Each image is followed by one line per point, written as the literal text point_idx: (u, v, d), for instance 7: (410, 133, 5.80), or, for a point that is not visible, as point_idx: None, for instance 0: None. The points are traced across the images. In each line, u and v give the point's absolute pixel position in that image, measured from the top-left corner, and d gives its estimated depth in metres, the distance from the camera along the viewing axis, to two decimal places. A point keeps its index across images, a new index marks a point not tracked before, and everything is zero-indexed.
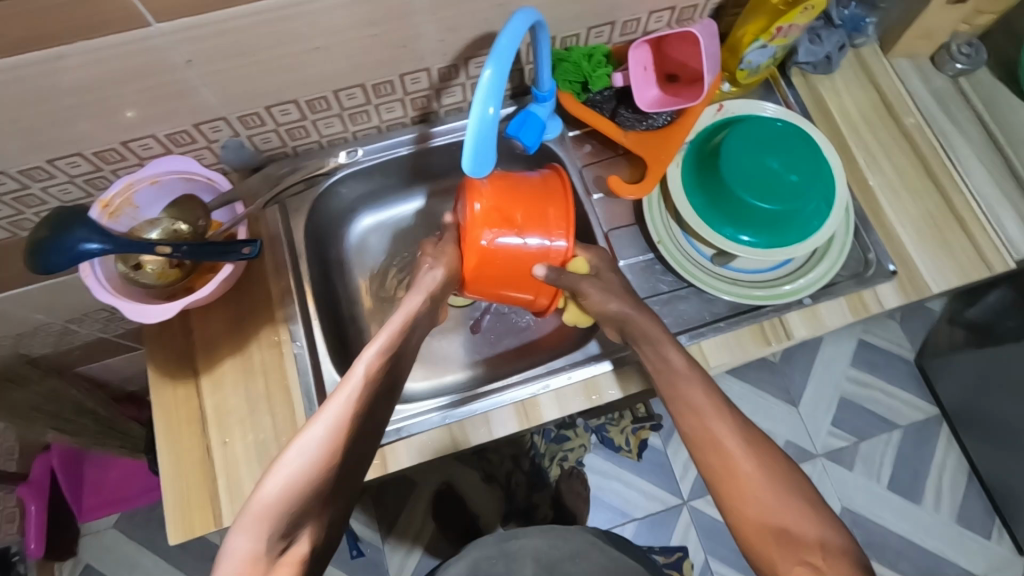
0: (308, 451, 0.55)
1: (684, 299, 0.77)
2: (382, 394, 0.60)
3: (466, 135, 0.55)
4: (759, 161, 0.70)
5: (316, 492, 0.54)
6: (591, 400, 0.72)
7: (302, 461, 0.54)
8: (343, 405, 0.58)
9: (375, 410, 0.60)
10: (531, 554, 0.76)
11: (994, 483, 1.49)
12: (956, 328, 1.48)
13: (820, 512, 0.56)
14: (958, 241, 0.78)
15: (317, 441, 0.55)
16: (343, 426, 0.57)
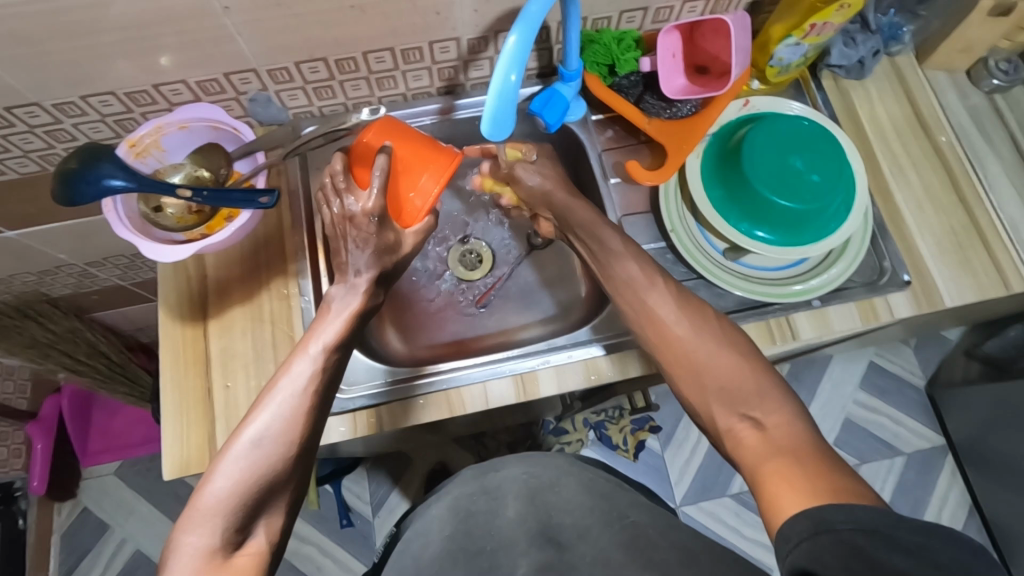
0: (263, 446, 0.54)
1: (692, 290, 0.76)
2: (330, 388, 0.60)
3: (487, 101, 0.56)
4: (781, 159, 0.70)
5: (272, 487, 0.53)
6: (590, 379, 0.72)
7: (254, 455, 0.53)
8: (291, 397, 0.56)
9: (325, 403, 0.59)
10: (511, 488, 0.65)
11: (995, 521, 1.47)
12: (972, 361, 1.45)
13: None
14: (979, 258, 0.76)
15: (273, 435, 0.54)
16: (290, 418, 0.55)
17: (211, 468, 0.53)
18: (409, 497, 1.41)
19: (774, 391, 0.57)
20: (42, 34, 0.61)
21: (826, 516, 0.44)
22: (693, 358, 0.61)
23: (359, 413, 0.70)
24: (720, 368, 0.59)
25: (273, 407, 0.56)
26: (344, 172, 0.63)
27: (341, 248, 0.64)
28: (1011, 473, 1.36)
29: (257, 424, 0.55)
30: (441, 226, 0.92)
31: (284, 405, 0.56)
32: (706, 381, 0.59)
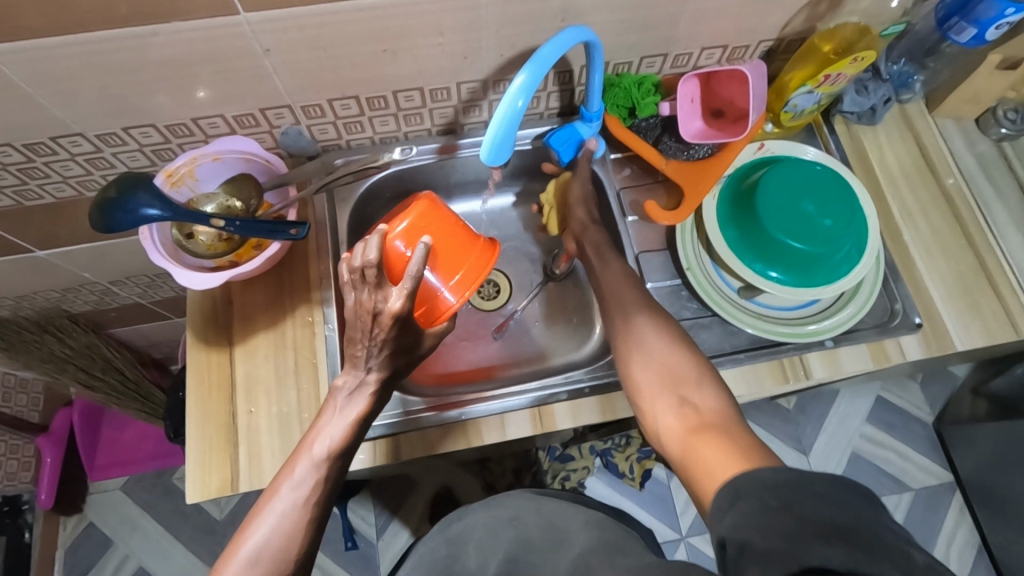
0: (260, 561, 0.54)
1: (706, 327, 0.78)
2: (331, 494, 0.59)
3: (489, 125, 0.57)
4: (795, 204, 0.72)
5: None
6: (605, 415, 0.73)
7: (249, 572, 0.53)
8: (290, 508, 0.57)
9: (324, 508, 0.58)
10: (473, 532, 0.67)
11: (1003, 559, 1.48)
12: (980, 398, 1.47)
13: None
14: (989, 303, 0.78)
15: (271, 549, 0.55)
16: (289, 532, 0.56)
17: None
18: (414, 519, 1.42)
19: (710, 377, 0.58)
20: (93, 69, 0.64)
21: (738, 485, 0.44)
22: (644, 353, 0.61)
23: (378, 441, 0.72)
24: (674, 357, 0.60)
25: (272, 518, 0.56)
26: (377, 265, 0.50)
27: (358, 340, 0.57)
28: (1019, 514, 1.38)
29: (254, 538, 0.55)
30: None
31: (283, 516, 0.56)
32: (652, 365, 0.60)
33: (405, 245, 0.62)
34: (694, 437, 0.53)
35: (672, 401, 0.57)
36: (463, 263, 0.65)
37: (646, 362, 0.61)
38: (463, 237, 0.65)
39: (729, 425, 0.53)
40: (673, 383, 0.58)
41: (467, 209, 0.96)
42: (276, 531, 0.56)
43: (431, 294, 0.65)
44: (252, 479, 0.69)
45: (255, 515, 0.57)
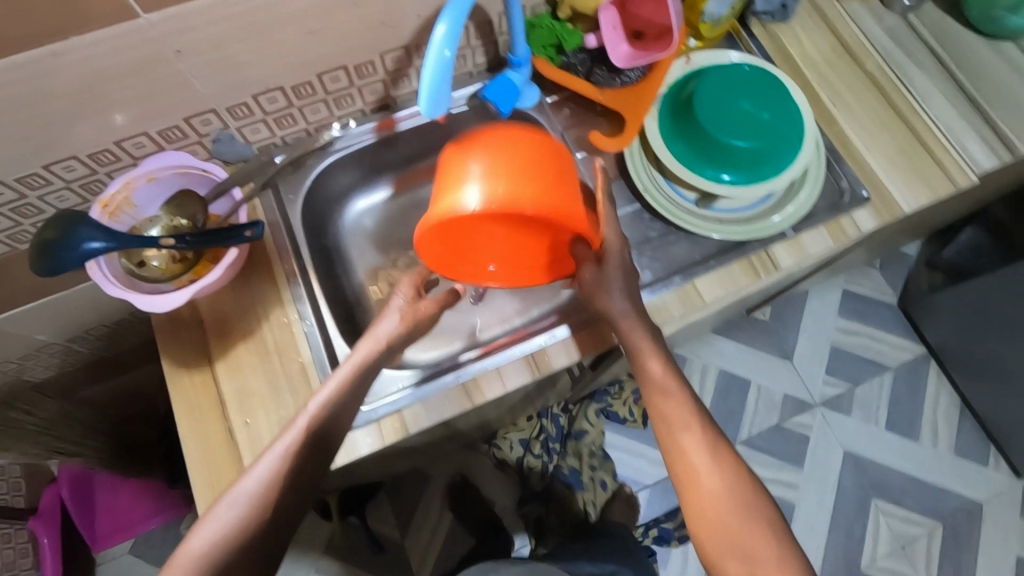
0: (239, 502, 0.58)
1: (675, 244, 0.80)
2: (319, 447, 0.63)
3: (421, 77, 0.57)
4: (732, 105, 0.75)
5: (247, 549, 0.57)
6: (597, 346, 0.75)
7: (232, 513, 0.57)
8: (276, 458, 0.60)
9: (309, 462, 0.62)
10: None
11: (985, 415, 1.65)
12: (936, 272, 1.65)
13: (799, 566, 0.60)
14: (925, 165, 0.82)
15: (252, 492, 0.58)
16: (274, 478, 0.59)
17: (198, 521, 0.58)
18: (431, 512, 1.49)
19: (788, 557, 0.60)
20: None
21: None
22: (718, 504, 0.63)
23: (384, 421, 0.71)
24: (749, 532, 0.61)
25: (261, 465, 0.60)
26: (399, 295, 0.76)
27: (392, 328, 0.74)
28: (993, 364, 1.52)
29: (243, 483, 0.59)
30: None
31: (270, 466, 0.60)
32: (724, 539, 0.61)
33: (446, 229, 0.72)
34: None
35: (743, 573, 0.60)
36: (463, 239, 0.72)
37: (720, 536, 0.62)
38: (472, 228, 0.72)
39: None
40: (745, 565, 0.60)
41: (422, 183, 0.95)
42: (260, 479, 0.60)
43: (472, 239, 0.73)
44: None
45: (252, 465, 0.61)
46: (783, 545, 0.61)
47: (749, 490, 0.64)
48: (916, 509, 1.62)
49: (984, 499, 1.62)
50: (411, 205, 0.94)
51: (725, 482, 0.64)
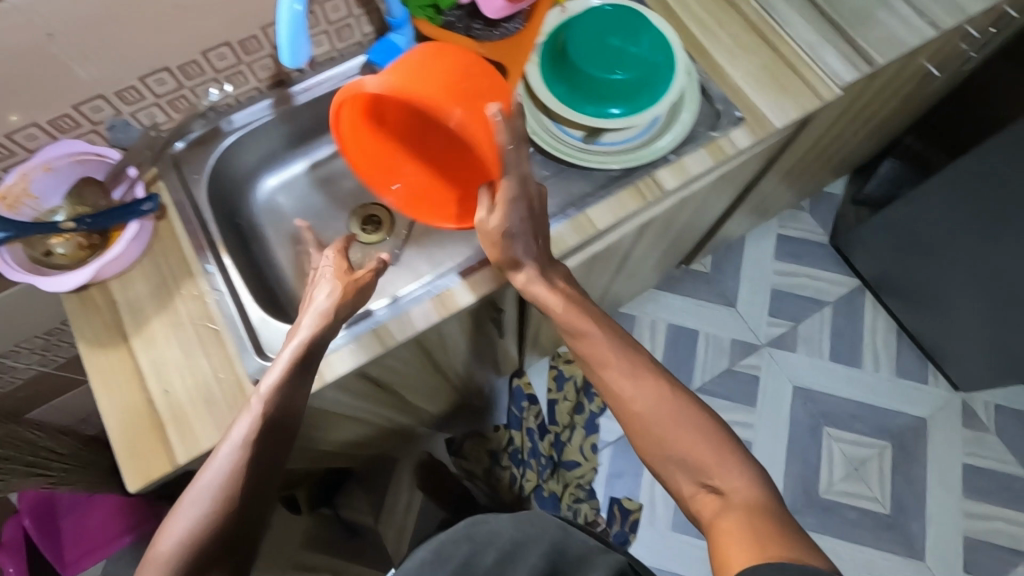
0: (203, 499, 0.63)
1: (568, 180, 0.85)
2: (272, 434, 0.66)
3: (279, 26, 0.66)
4: (602, 43, 0.81)
5: (216, 538, 0.62)
6: (501, 280, 0.79)
7: (197, 510, 0.62)
8: (232, 452, 0.64)
9: (264, 451, 0.66)
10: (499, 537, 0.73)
11: (918, 334, 1.74)
12: (857, 206, 1.71)
13: (736, 458, 0.65)
14: (792, 82, 0.87)
15: (213, 486, 0.63)
16: (231, 472, 0.64)
17: (169, 518, 0.63)
18: (403, 491, 1.59)
19: (728, 454, 0.65)
20: None
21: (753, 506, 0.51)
22: (653, 421, 0.68)
23: None
24: (692, 454, 0.66)
25: (217, 461, 0.64)
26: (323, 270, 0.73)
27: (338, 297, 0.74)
28: (918, 283, 1.61)
29: (203, 479, 0.63)
30: (338, 204, 0.97)
31: (227, 460, 0.64)
32: (668, 450, 0.67)
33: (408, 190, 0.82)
34: (719, 523, 0.61)
35: (694, 481, 0.66)
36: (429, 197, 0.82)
37: (662, 449, 0.67)
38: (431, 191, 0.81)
39: (752, 506, 0.61)
40: (693, 473, 0.66)
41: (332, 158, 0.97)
42: (219, 475, 0.63)
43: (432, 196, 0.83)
44: (189, 449, 0.70)
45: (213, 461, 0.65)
46: (723, 444, 0.66)
47: (680, 401, 0.69)
48: (867, 431, 1.70)
49: (927, 413, 1.71)
50: (324, 180, 0.97)
51: (656, 399, 0.69)
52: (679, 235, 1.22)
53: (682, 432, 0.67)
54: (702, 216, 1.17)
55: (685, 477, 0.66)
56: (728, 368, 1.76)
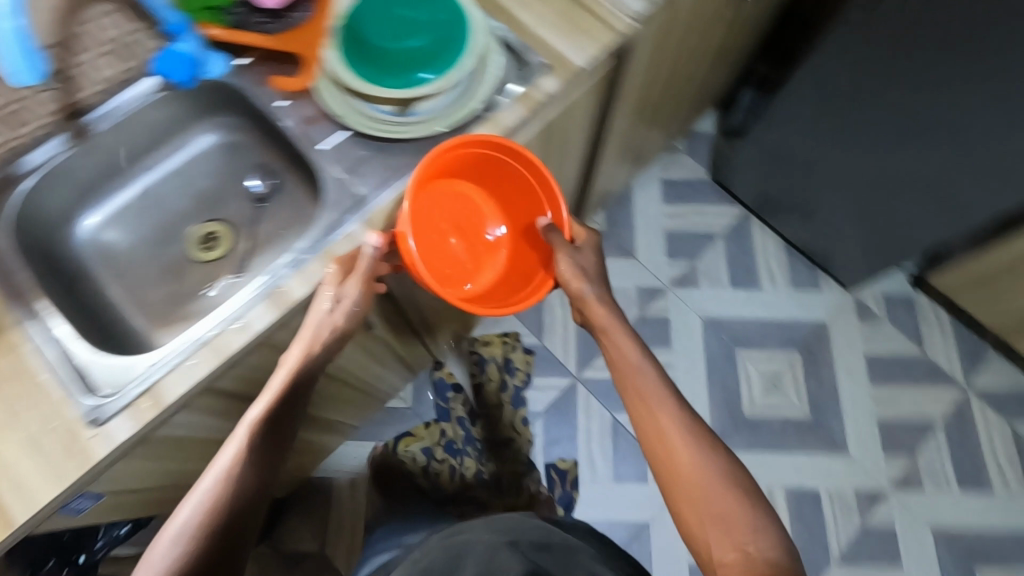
0: (184, 533, 0.70)
1: (388, 156, 0.85)
2: (254, 465, 0.75)
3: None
4: (392, 17, 0.85)
5: (187, 566, 0.68)
6: (335, 267, 0.78)
7: (178, 542, 0.69)
8: (218, 480, 0.73)
9: (242, 481, 0.74)
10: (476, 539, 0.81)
11: (804, 246, 1.85)
12: (728, 135, 1.79)
13: (763, 520, 0.76)
14: (587, 22, 0.90)
15: (199, 509, 0.71)
16: (212, 500, 0.72)
17: (149, 551, 0.70)
18: (342, 504, 1.59)
19: (753, 516, 0.76)
20: None
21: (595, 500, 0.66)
22: (692, 478, 0.80)
23: (138, 402, 0.71)
24: (719, 503, 0.77)
25: (199, 493, 0.73)
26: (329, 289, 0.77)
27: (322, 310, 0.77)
28: (795, 196, 1.71)
29: (183, 515, 0.71)
30: (173, 228, 0.95)
31: (210, 487, 0.73)
32: (704, 508, 0.78)
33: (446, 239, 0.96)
34: None
35: (728, 544, 0.75)
36: (459, 239, 0.97)
37: (701, 509, 0.78)
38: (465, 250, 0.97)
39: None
40: (723, 531, 0.76)
41: (160, 181, 0.96)
42: (201, 502, 0.72)
43: (455, 253, 0.96)
44: (24, 506, 0.67)
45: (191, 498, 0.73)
46: (751, 509, 0.77)
47: (722, 464, 0.81)
48: (776, 346, 1.79)
49: (826, 317, 1.82)
50: (155, 203, 0.95)
51: (699, 461, 0.81)
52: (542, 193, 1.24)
53: (717, 495, 0.78)
54: (558, 170, 1.20)
55: (715, 534, 0.76)
56: (639, 316, 1.80)
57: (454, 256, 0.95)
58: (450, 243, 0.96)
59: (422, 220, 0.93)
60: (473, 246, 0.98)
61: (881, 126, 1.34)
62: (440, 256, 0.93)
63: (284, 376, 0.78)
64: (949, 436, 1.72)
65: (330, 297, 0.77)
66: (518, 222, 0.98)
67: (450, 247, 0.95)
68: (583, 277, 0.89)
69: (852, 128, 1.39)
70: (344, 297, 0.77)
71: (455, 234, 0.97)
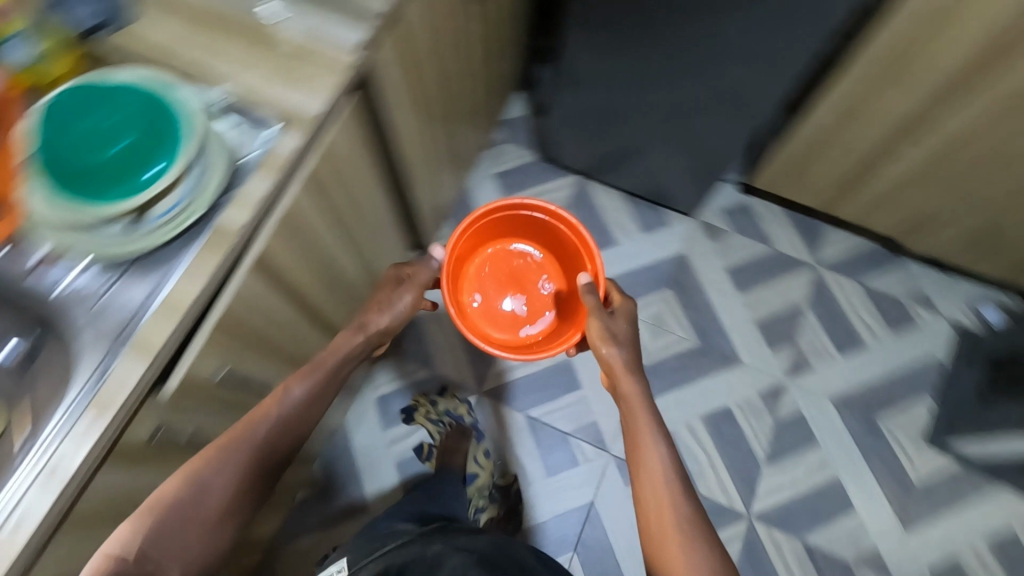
0: (197, 482, 0.86)
1: (142, 272, 0.79)
2: (258, 451, 0.92)
3: None
4: (92, 134, 0.77)
5: (185, 512, 0.84)
6: (106, 417, 0.71)
7: (189, 485, 0.85)
8: (235, 450, 0.89)
9: (245, 459, 0.90)
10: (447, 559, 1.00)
11: (640, 191, 1.97)
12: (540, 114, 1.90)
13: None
14: (308, 67, 0.87)
15: (215, 465, 0.87)
16: (229, 464, 0.89)
17: (158, 491, 0.84)
18: None
19: None
20: None
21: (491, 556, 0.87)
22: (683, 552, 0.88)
23: None
24: (685, 547, 0.88)
25: (215, 459, 0.88)
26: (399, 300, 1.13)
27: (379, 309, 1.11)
28: (615, 147, 1.80)
29: (199, 474, 0.86)
30: None
31: (220, 458, 0.88)
32: None
33: (502, 303, 1.44)
34: None
35: None
36: (510, 292, 1.45)
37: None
38: (509, 317, 1.43)
39: None
40: None
41: None
42: (218, 460, 0.88)
43: (512, 313, 1.44)
44: None
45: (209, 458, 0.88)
46: None
47: (704, 544, 0.89)
48: (648, 291, 1.88)
49: (681, 248, 1.94)
50: None
51: (691, 541, 0.89)
52: (360, 232, 1.24)
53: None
54: (361, 206, 1.21)
55: None
56: None
57: (508, 315, 1.43)
58: (509, 302, 1.44)
59: (490, 277, 1.45)
60: (528, 297, 1.44)
61: (639, 70, 1.44)
62: (498, 316, 1.43)
63: (307, 385, 0.99)
64: (817, 313, 1.87)
65: (386, 307, 1.11)
66: (562, 287, 1.42)
67: (508, 308, 1.44)
68: (611, 341, 1.06)
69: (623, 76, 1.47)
70: (393, 305, 1.12)
71: (515, 294, 1.44)
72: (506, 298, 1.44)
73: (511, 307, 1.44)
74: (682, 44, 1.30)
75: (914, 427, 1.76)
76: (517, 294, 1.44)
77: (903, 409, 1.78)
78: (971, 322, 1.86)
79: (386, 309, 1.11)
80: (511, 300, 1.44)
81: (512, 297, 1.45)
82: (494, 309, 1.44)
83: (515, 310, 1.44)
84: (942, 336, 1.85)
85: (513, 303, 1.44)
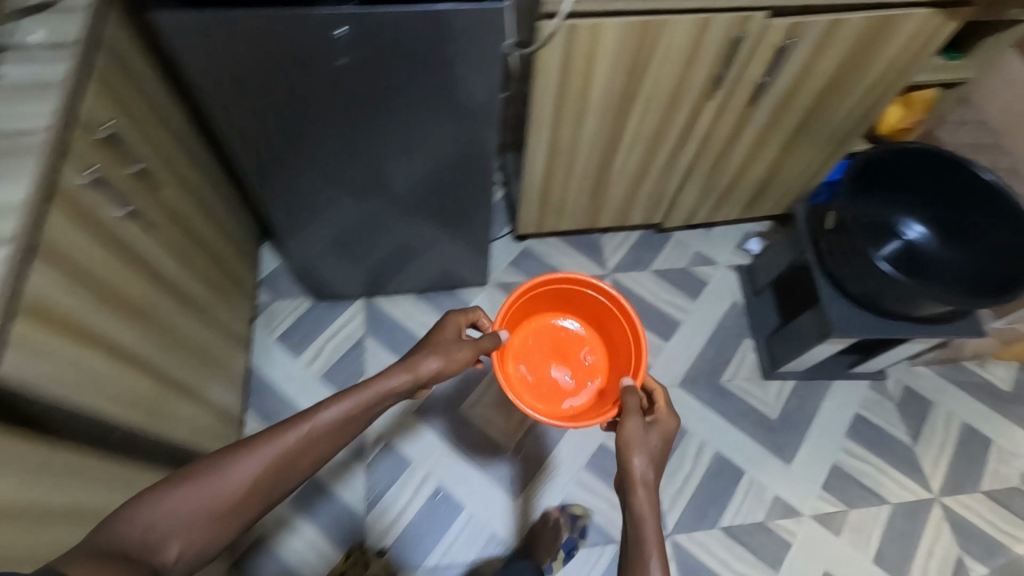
0: (235, 475, 0.89)
1: None
2: (282, 466, 0.94)
3: None
4: None
5: (202, 516, 0.86)
6: None
7: (225, 482, 0.88)
8: (267, 455, 0.92)
9: (268, 473, 0.92)
10: None
11: (426, 285, 1.93)
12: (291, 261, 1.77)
13: None
14: None
15: (249, 463, 0.91)
16: (256, 474, 0.91)
17: (219, 460, 0.90)
18: None
19: None
20: None
21: None
22: None
23: None
24: None
25: (249, 461, 0.91)
26: (467, 346, 1.21)
27: (445, 347, 1.18)
28: (380, 257, 1.75)
29: (238, 465, 0.90)
30: None
31: (250, 467, 0.91)
32: None
33: (550, 377, 1.59)
34: None
35: None
36: (554, 370, 1.59)
37: None
38: (554, 387, 1.57)
39: None
40: None
41: None
42: (250, 464, 0.91)
43: (555, 384, 1.58)
44: None
45: (239, 449, 0.92)
46: None
47: None
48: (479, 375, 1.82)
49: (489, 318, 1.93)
50: None
51: None
52: None
53: None
54: (85, 508, 0.97)
55: None
56: (364, 467, 1.69)
57: (552, 386, 1.57)
58: (555, 373, 1.59)
59: (536, 347, 1.61)
60: (571, 369, 1.60)
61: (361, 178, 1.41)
62: (544, 388, 1.57)
63: (353, 402, 1.03)
64: None
65: (440, 356, 1.16)
66: (603, 359, 1.60)
67: (555, 378, 1.59)
68: (636, 450, 1.12)
69: (349, 183, 1.45)
70: (448, 359, 1.16)
71: (560, 367, 1.60)
72: (553, 371, 1.59)
73: (560, 380, 1.59)
74: (380, 136, 1.31)
75: (749, 369, 1.92)
76: (561, 367, 1.59)
77: (733, 358, 1.93)
78: (741, 259, 2.10)
79: (457, 351, 1.19)
80: (559, 374, 1.59)
81: (558, 369, 1.59)
82: (538, 381, 1.58)
83: (561, 382, 1.58)
84: (730, 281, 2.06)
85: (560, 376, 1.59)
